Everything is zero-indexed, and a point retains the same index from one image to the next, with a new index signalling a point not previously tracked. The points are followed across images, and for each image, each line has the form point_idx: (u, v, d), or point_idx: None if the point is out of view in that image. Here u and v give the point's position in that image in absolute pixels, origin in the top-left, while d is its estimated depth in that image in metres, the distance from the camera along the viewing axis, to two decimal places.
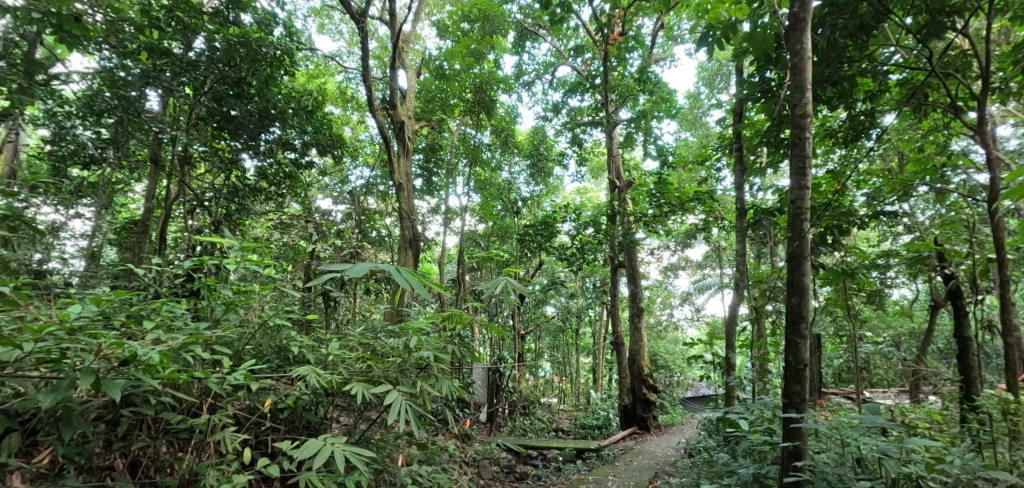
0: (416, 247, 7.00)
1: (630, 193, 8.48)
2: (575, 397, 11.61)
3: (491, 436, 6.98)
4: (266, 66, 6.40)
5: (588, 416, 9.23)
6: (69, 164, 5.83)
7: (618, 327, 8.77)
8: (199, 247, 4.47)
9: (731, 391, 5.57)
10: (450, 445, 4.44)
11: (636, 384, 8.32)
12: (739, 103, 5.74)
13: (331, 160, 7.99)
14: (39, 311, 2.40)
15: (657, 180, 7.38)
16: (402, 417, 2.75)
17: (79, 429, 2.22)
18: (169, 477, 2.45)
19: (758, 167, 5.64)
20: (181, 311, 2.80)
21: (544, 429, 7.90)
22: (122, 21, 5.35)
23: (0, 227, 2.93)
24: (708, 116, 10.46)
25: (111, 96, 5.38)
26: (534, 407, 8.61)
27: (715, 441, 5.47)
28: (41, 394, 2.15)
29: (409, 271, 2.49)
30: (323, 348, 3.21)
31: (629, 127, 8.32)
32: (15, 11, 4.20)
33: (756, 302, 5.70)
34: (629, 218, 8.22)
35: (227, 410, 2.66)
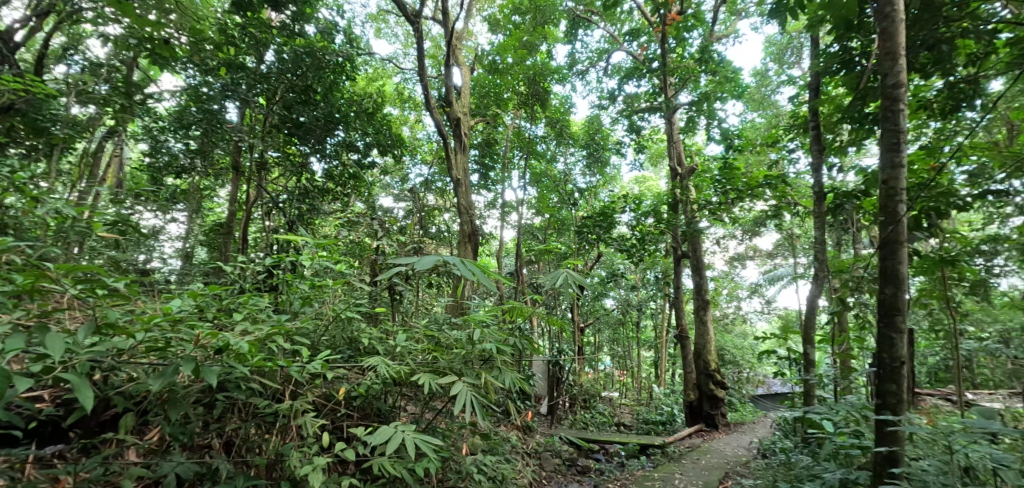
0: (476, 241, 7.11)
1: (692, 179, 8.21)
2: (637, 391, 11.44)
3: (553, 428, 7.06)
4: (330, 73, 6.77)
5: (652, 412, 9.10)
6: (165, 173, 6.39)
7: (682, 321, 8.54)
8: (276, 246, 4.80)
9: (810, 389, 5.29)
10: (513, 437, 4.54)
11: (703, 380, 8.06)
12: (814, 79, 5.39)
13: (392, 160, 8.27)
14: (146, 304, 2.66)
15: (724, 165, 7.06)
16: (468, 408, 2.82)
17: (183, 410, 2.45)
18: (258, 456, 2.67)
19: (839, 146, 5.26)
20: (264, 304, 3.02)
21: (606, 423, 7.87)
22: (204, 42, 5.81)
23: (111, 230, 3.41)
24: (778, 94, 9.87)
25: (197, 111, 5.96)
26: (595, 401, 8.59)
27: (794, 443, 5.22)
28: (150, 379, 2.38)
29: (474, 265, 2.59)
30: (390, 340, 3.36)
31: (691, 111, 8.00)
32: (116, 39, 5.12)
33: (836, 293, 5.37)
34: (692, 207, 7.90)
35: (306, 397, 2.84)
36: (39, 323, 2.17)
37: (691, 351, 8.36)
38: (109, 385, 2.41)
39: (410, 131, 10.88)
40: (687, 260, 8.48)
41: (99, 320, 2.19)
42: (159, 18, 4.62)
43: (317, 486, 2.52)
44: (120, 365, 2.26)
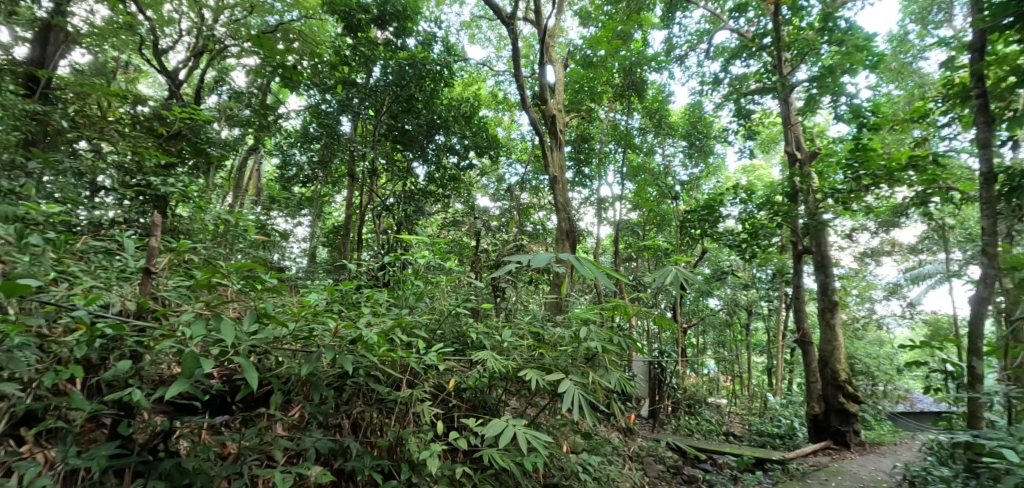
0: (574, 239, 7.07)
1: (815, 164, 7.56)
2: (748, 399, 10.68)
3: (655, 433, 6.86)
4: (430, 82, 7.11)
5: (767, 423, 8.44)
6: (293, 183, 7.14)
7: (802, 323, 7.85)
8: (388, 247, 5.18)
9: (976, 410, 4.49)
10: (615, 438, 4.47)
11: (830, 391, 7.32)
12: (976, 38, 4.50)
13: (489, 161, 8.49)
14: (289, 298, 2.99)
15: (855, 146, 6.30)
16: (576, 406, 2.82)
17: (321, 393, 2.73)
18: (381, 438, 2.92)
19: (1015, 117, 4.42)
20: (384, 298, 3.32)
21: (714, 432, 7.46)
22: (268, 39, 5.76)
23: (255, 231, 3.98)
24: (923, 61, 8.53)
25: (318, 127, 6.63)
26: (701, 407, 8.17)
27: (950, 469, 4.54)
28: (295, 364, 2.67)
29: (589, 262, 2.61)
30: (497, 335, 3.49)
31: (811, 88, 7.28)
32: (255, 68, 6.29)
33: (1006, 294, 4.57)
34: (815, 196, 7.20)
35: (424, 386, 3.04)
36: (213, 311, 2.53)
37: (816, 359, 7.67)
38: (265, 367, 2.66)
39: (504, 132, 11.13)
40: (810, 256, 7.80)
41: (258, 311, 2.51)
42: None
43: (434, 470, 2.69)
44: (273, 350, 2.56)
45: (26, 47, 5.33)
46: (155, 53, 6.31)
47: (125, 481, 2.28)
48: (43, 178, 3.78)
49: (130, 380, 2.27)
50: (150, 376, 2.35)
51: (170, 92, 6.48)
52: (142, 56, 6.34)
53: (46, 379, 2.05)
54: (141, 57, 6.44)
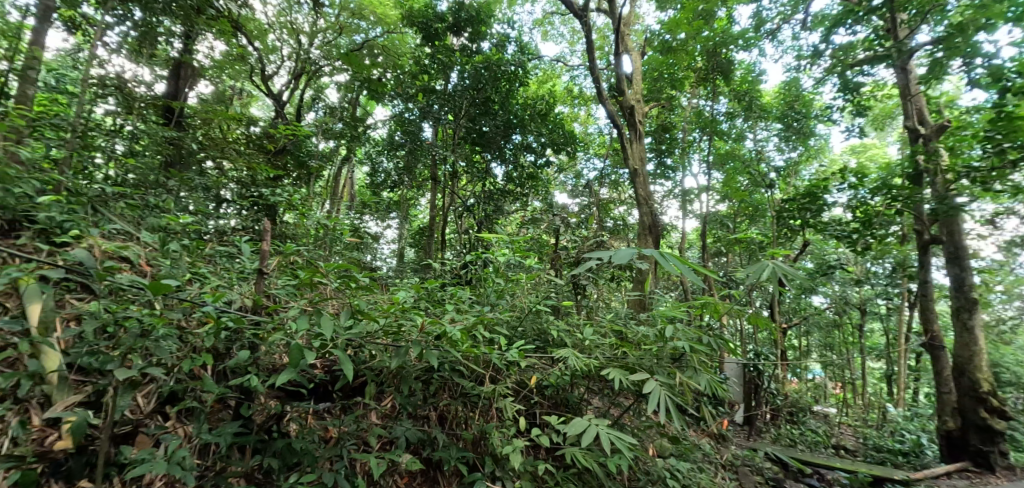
0: (658, 233, 6.85)
1: (943, 138, 6.69)
2: (864, 410, 9.66)
3: (752, 441, 6.44)
4: (506, 82, 7.22)
5: (886, 437, 7.58)
6: (382, 188, 7.58)
7: (932, 325, 7.04)
8: (470, 247, 5.34)
9: None
10: (707, 444, 4.26)
11: (968, 405, 6.47)
12: None
13: (566, 157, 8.42)
14: (380, 295, 3.20)
15: (996, 116, 5.47)
16: (662, 408, 2.74)
17: (410, 386, 2.89)
18: (466, 431, 3.04)
19: None
20: (467, 296, 3.46)
21: (821, 444, 6.85)
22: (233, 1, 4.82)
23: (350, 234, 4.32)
24: None
25: (402, 135, 7.02)
26: (807, 416, 7.53)
27: None
28: (387, 357, 2.85)
29: (675, 257, 2.53)
30: (578, 333, 3.50)
31: (934, 51, 6.45)
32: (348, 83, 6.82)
33: None
34: (945, 177, 6.35)
35: (506, 382, 3.12)
36: (315, 307, 2.77)
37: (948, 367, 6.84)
38: (359, 360, 2.88)
39: (581, 127, 11.05)
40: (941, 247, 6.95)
41: (353, 307, 2.71)
42: None
43: (517, 465, 2.75)
44: (367, 344, 2.75)
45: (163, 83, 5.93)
46: (262, 78, 7.03)
47: (246, 456, 2.56)
48: (179, 192, 4.34)
49: (248, 368, 2.55)
50: (265, 365, 2.62)
51: (275, 112, 7.17)
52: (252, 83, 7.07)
53: (183, 365, 2.36)
54: (251, 83, 7.19)
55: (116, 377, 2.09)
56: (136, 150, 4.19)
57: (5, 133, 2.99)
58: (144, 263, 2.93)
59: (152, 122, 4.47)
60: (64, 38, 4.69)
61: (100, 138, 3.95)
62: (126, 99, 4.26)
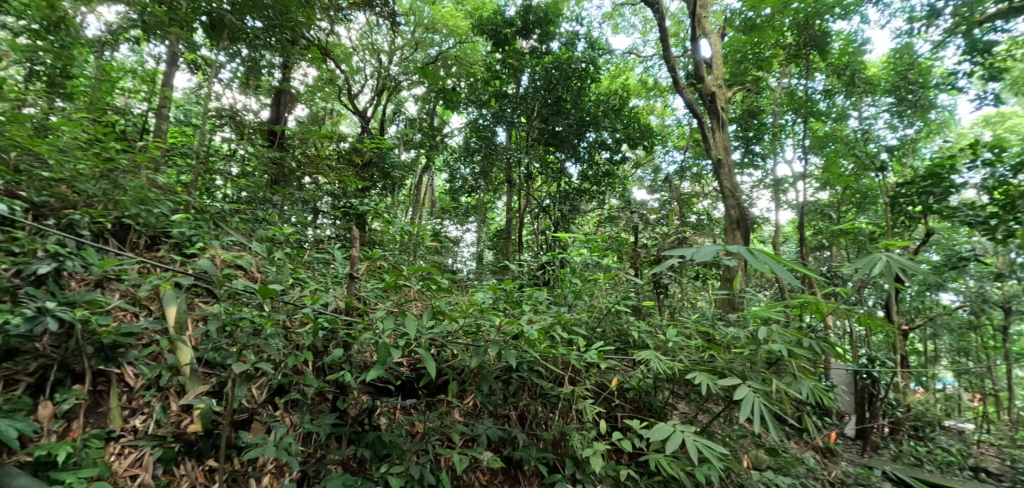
0: (747, 228, 6.41)
1: None
2: (1007, 423, 8.39)
3: (866, 458, 5.74)
4: (577, 80, 7.16)
5: None
6: (460, 194, 7.86)
7: None
8: (547, 247, 5.37)
9: None
10: (811, 456, 3.94)
11: None
12: None
13: (644, 152, 8.15)
14: (460, 296, 3.31)
15: None
16: (755, 417, 2.61)
17: (490, 385, 2.96)
18: (546, 432, 3.07)
19: None
20: (544, 297, 3.50)
21: (955, 466, 5.93)
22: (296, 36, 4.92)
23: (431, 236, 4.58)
24: None
25: (477, 140, 7.21)
26: (938, 432, 6.56)
27: None
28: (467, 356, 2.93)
29: (765, 253, 2.37)
30: (660, 334, 3.42)
31: None
32: (433, 89, 7.13)
33: None
34: None
35: (586, 384, 3.11)
36: (401, 308, 2.93)
37: None
38: (442, 358, 2.99)
39: (658, 119, 10.71)
40: None
41: (435, 308, 2.83)
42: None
43: (598, 469, 2.74)
44: (449, 343, 2.85)
45: (265, 110, 6.53)
46: (349, 97, 7.58)
47: (343, 447, 2.76)
48: (283, 206, 4.83)
49: (343, 365, 2.75)
50: (357, 362, 2.82)
51: (361, 127, 7.69)
52: (340, 102, 7.64)
53: (288, 361, 2.59)
54: (340, 103, 7.79)
55: (234, 370, 2.34)
56: (248, 171, 4.67)
57: (145, 164, 3.49)
58: (255, 270, 3.26)
59: (259, 145, 4.97)
60: (188, 78, 5.35)
61: (219, 162, 4.52)
62: (239, 127, 4.78)
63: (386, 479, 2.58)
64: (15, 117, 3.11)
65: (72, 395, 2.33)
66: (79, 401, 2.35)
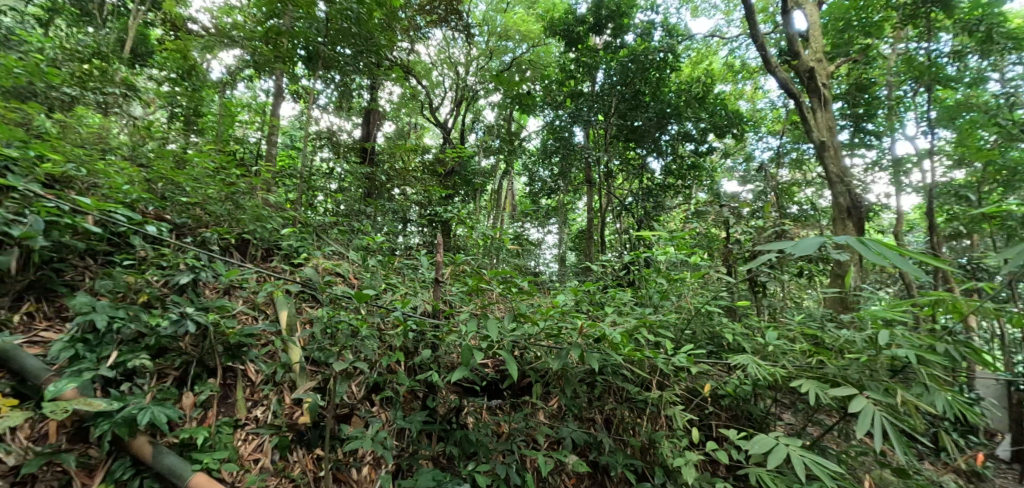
0: (859, 216, 5.66)
1: None
2: None
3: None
4: (655, 71, 6.88)
5: None
6: (540, 196, 7.96)
7: None
8: (632, 246, 5.26)
9: None
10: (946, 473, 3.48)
11: None
12: None
13: (733, 140, 7.64)
14: (541, 298, 3.33)
15: None
16: (875, 433, 2.39)
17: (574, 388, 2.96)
18: (634, 438, 3.01)
19: None
20: (628, 298, 3.44)
21: None
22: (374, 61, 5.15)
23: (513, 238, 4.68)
24: None
25: (555, 142, 7.32)
26: None
27: None
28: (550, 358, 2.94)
29: (880, 243, 2.07)
30: (757, 337, 3.24)
31: None
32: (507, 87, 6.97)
33: None
34: None
35: (674, 390, 3.02)
36: (484, 310, 3.02)
37: None
38: (525, 360, 3.02)
39: (748, 104, 10.04)
40: None
41: (516, 310, 2.88)
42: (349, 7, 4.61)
43: (690, 480, 2.65)
44: (532, 346, 2.90)
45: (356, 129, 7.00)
46: (430, 110, 7.94)
47: (433, 443, 2.89)
48: (375, 217, 5.16)
49: (432, 365, 2.89)
50: (445, 362, 2.94)
51: (443, 138, 8.04)
52: (423, 117, 8.03)
53: (383, 362, 2.76)
54: (423, 117, 8.19)
55: (335, 368, 2.54)
56: (344, 187, 5.01)
57: (258, 186, 3.91)
58: (352, 276, 3.51)
59: (352, 161, 5.32)
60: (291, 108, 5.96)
61: (321, 180, 4.94)
62: (334, 146, 5.20)
63: (473, 477, 2.67)
64: (160, 152, 3.61)
65: (208, 387, 2.62)
66: (212, 393, 2.64)
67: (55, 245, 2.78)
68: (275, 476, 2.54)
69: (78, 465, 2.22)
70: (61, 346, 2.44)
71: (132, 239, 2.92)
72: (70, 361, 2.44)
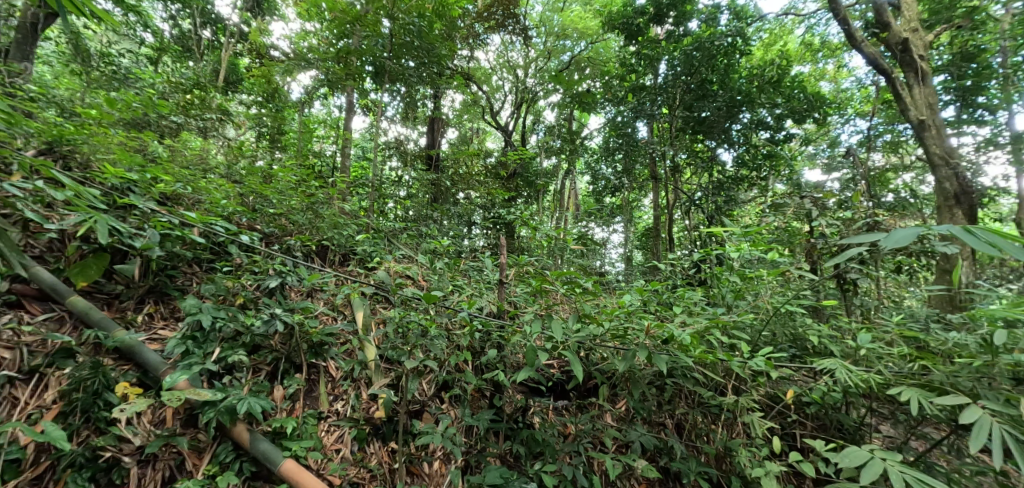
0: (970, 203, 5.14)
1: None
2: None
3: None
4: (724, 59, 6.54)
5: None
6: (604, 194, 7.88)
7: None
8: (702, 243, 5.09)
9: None
10: None
11: None
12: None
13: (815, 126, 7.12)
14: (608, 299, 3.29)
15: None
16: (992, 450, 2.16)
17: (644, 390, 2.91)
18: (708, 444, 2.91)
19: None
20: (698, 298, 3.32)
21: None
22: (434, 65, 5.21)
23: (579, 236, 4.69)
24: None
25: (618, 138, 7.26)
26: None
27: None
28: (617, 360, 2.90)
29: (993, 232, 1.75)
30: (846, 340, 3.04)
31: None
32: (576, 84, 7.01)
33: None
34: None
35: (752, 395, 2.88)
36: (549, 311, 3.03)
37: None
38: (591, 361, 2.99)
39: (831, 84, 9.33)
40: None
41: (581, 310, 2.85)
42: (410, 18, 4.79)
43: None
44: (597, 347, 2.88)
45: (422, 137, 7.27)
46: (492, 114, 8.08)
47: (502, 441, 2.94)
48: (442, 220, 5.32)
49: (498, 364, 2.95)
50: (512, 362, 2.97)
51: (504, 140, 8.17)
52: (485, 121, 8.19)
53: (452, 360, 2.85)
54: (485, 121, 8.36)
55: (406, 366, 2.65)
56: (413, 193, 5.21)
57: (334, 194, 4.15)
58: (422, 278, 3.64)
59: (419, 168, 5.52)
60: (363, 119, 6.27)
61: (391, 187, 5.16)
62: (402, 155, 5.49)
63: (541, 477, 2.70)
64: (250, 169, 3.92)
65: (295, 381, 2.83)
66: (299, 387, 2.85)
67: (168, 255, 3.09)
68: (355, 466, 2.69)
69: (190, 448, 2.47)
70: (175, 342, 2.67)
71: (228, 246, 3.19)
72: (182, 355, 2.67)
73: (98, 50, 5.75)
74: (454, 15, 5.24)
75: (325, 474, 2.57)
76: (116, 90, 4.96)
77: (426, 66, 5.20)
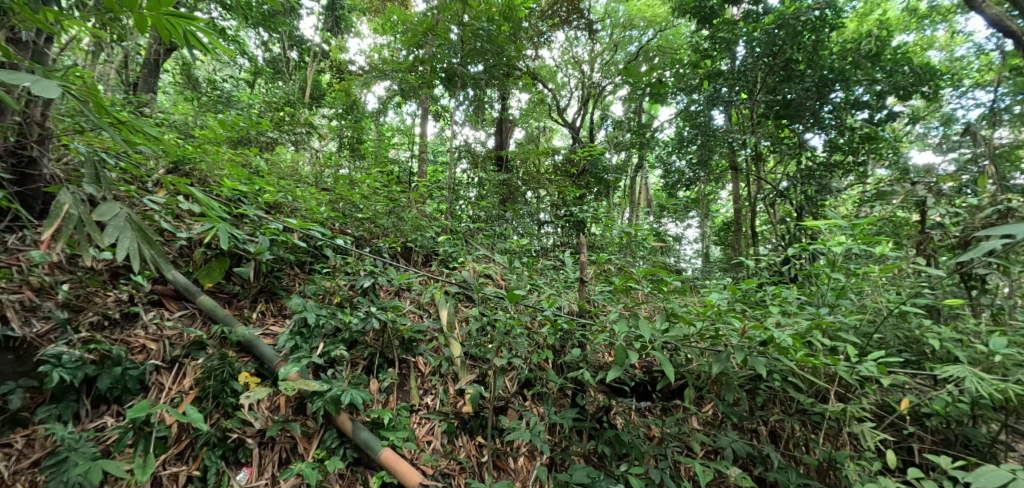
0: None
1: None
2: None
3: None
4: (811, 36, 6.05)
5: None
6: (677, 188, 7.61)
7: None
8: (787, 235, 4.79)
9: None
10: None
11: None
12: None
13: (923, 101, 6.41)
14: (692, 297, 3.15)
15: None
16: None
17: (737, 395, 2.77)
18: (809, 454, 2.72)
19: None
20: (794, 296, 3.10)
21: None
22: (502, 66, 5.28)
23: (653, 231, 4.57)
24: None
25: (692, 129, 6.94)
26: None
27: None
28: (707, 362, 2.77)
29: None
30: (974, 344, 2.71)
31: None
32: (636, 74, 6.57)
33: None
34: None
35: (861, 402, 2.65)
36: (632, 311, 2.96)
37: None
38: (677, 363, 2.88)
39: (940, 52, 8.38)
40: None
41: (668, 310, 2.76)
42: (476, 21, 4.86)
43: None
44: (684, 347, 2.77)
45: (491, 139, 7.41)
46: (560, 112, 8.08)
47: (585, 440, 2.93)
48: (513, 221, 5.40)
49: (580, 364, 2.93)
50: (594, 362, 2.95)
51: (572, 138, 8.15)
52: (553, 119, 8.21)
53: (534, 359, 2.87)
54: (552, 119, 8.40)
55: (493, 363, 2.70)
56: (483, 194, 5.35)
57: (413, 199, 4.34)
58: (499, 278, 3.71)
59: (490, 171, 5.64)
60: (435, 125, 6.52)
61: (464, 189, 5.31)
62: (472, 158, 5.63)
63: (628, 478, 2.65)
64: (337, 178, 4.18)
65: (388, 376, 2.97)
66: (392, 381, 2.99)
67: (274, 259, 3.37)
68: (445, 458, 2.78)
69: (301, 433, 2.68)
70: (286, 337, 2.89)
71: (324, 251, 3.43)
72: (292, 350, 2.89)
73: (204, 77, 6.42)
74: (521, 16, 5.22)
75: (419, 465, 2.68)
76: (220, 112, 5.52)
77: (496, 69, 5.28)
